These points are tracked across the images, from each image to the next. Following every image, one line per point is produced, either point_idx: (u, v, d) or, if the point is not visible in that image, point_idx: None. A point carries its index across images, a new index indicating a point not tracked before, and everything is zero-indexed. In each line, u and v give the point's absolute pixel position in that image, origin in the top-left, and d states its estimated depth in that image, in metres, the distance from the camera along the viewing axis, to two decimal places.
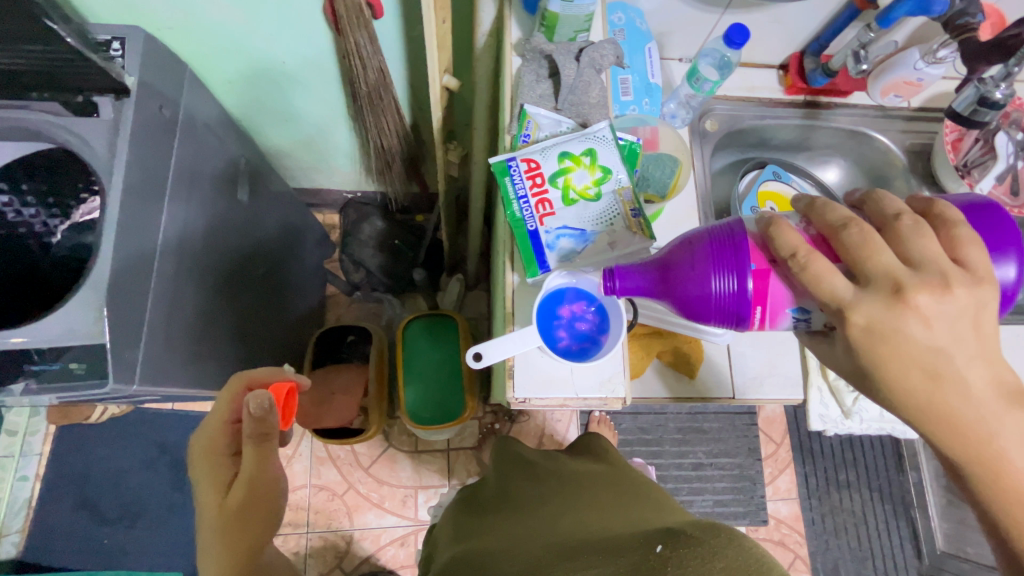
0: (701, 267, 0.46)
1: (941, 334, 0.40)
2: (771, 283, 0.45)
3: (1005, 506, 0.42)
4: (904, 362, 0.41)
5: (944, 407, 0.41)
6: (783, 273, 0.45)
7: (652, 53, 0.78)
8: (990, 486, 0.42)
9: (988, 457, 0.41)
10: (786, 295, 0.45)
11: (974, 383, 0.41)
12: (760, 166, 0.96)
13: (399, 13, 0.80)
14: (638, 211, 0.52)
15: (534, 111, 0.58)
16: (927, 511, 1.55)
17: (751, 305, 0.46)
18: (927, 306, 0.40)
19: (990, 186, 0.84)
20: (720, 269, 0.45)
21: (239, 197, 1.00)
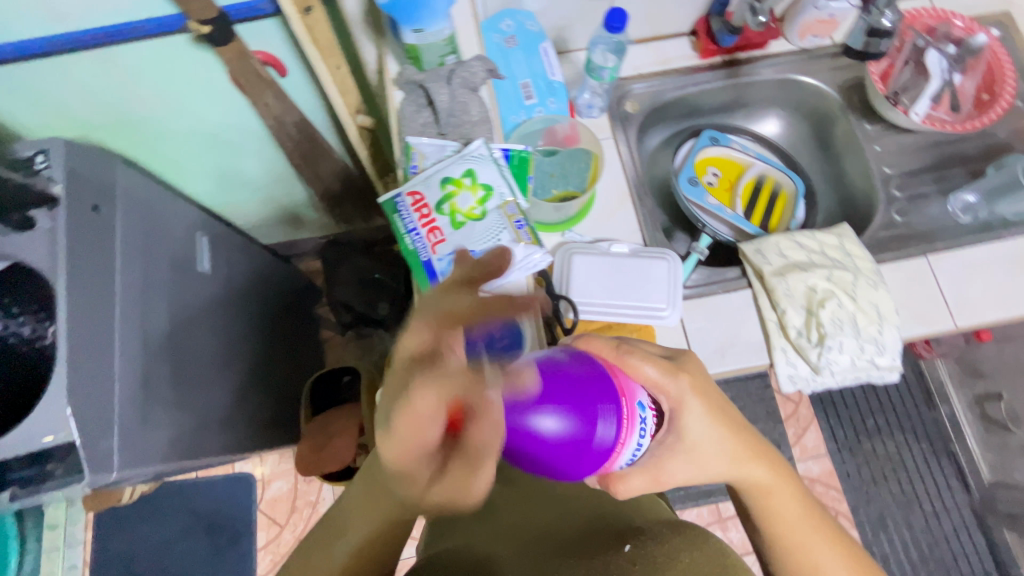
0: (574, 384, 0.44)
1: (711, 401, 0.51)
2: (620, 377, 0.47)
3: (767, 524, 0.54)
4: (698, 433, 0.51)
5: (720, 452, 0.52)
6: (625, 373, 0.47)
7: (548, 52, 0.78)
8: (760, 509, 0.54)
9: (756, 486, 0.54)
10: (633, 388, 0.47)
11: (741, 440, 0.53)
12: (694, 134, 0.97)
13: (300, 68, 0.83)
14: (523, 222, 0.53)
15: (416, 141, 0.58)
16: (968, 443, 1.48)
17: (622, 417, 0.45)
18: (700, 382, 0.52)
19: (927, 107, 0.82)
20: (582, 384, 0.44)
21: (202, 269, 1.03)
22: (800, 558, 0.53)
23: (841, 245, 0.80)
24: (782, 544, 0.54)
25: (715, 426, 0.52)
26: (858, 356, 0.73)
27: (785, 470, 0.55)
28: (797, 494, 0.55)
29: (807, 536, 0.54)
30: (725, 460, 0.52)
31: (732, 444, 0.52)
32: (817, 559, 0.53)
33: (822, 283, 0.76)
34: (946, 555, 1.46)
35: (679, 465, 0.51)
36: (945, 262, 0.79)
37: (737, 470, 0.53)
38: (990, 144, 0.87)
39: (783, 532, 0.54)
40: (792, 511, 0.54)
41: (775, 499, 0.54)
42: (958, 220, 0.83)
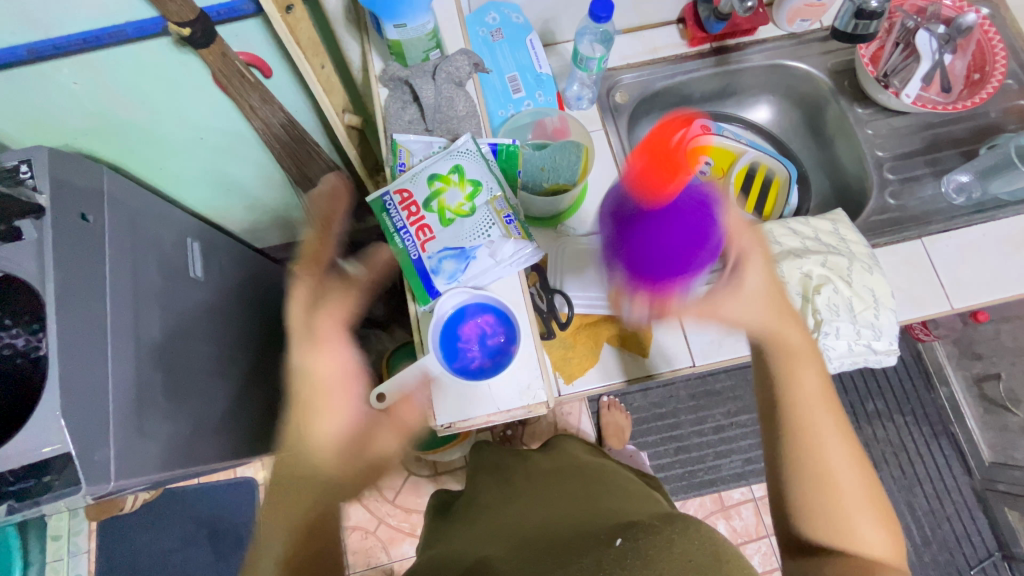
0: (683, 227, 0.57)
1: (753, 258, 0.57)
2: (709, 230, 0.57)
3: (788, 397, 0.53)
4: (757, 285, 0.57)
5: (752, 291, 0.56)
6: (717, 230, 0.57)
7: (534, 44, 0.77)
8: (783, 372, 0.54)
9: (780, 344, 0.55)
10: (717, 239, 0.57)
11: (774, 304, 0.56)
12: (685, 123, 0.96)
13: (284, 68, 0.82)
14: (513, 217, 0.52)
15: (403, 138, 0.57)
16: (967, 424, 1.49)
17: (700, 267, 0.58)
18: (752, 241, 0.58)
19: (917, 89, 0.81)
20: (685, 231, 0.57)
21: (194, 274, 1.02)
22: (807, 441, 0.52)
23: (835, 230, 0.80)
24: (796, 413, 0.53)
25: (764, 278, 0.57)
26: (855, 341, 0.73)
27: (815, 356, 0.55)
28: (825, 385, 0.54)
29: (828, 431, 0.52)
30: (760, 310, 0.56)
31: (767, 298, 0.56)
32: (826, 452, 0.51)
33: (817, 269, 0.75)
34: (949, 536, 1.46)
35: (728, 301, 0.56)
36: (938, 245, 0.79)
37: (774, 328, 0.55)
38: (984, 124, 0.86)
39: (798, 406, 0.53)
40: (815, 390, 0.54)
41: (803, 380, 0.54)
42: (952, 202, 0.83)
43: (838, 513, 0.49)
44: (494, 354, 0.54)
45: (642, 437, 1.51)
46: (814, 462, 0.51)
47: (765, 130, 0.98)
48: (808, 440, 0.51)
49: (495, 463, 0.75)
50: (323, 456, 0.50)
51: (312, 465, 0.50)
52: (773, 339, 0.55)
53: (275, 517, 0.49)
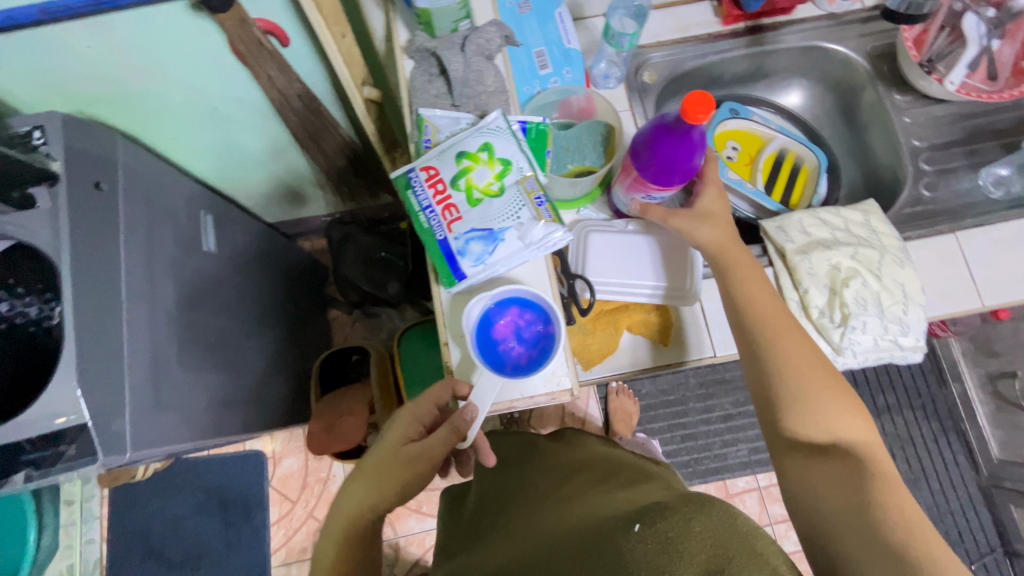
0: (667, 155, 0.58)
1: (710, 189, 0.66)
2: (683, 170, 0.60)
3: (748, 310, 0.60)
4: (709, 206, 0.65)
5: (717, 217, 0.64)
6: (686, 173, 0.60)
7: (564, 18, 0.74)
8: (739, 288, 0.61)
9: (730, 261, 0.62)
10: (681, 180, 0.61)
11: (725, 228, 0.64)
12: (714, 105, 0.93)
13: (302, 36, 0.79)
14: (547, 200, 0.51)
15: (429, 113, 0.55)
16: (978, 421, 1.47)
17: (660, 187, 0.63)
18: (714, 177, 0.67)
19: (963, 75, 0.78)
20: (665, 163, 0.59)
21: (207, 247, 1.01)
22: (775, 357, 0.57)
23: (867, 222, 0.77)
24: (763, 331, 0.58)
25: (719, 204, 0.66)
26: (881, 336, 0.72)
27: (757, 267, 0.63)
28: (772, 294, 0.61)
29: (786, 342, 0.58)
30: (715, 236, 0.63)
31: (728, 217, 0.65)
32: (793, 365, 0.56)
33: (847, 261, 0.73)
34: (952, 531, 1.47)
35: (686, 218, 0.63)
36: (973, 240, 0.76)
37: (724, 244, 0.62)
38: None
39: (762, 326, 0.59)
40: (771, 308, 0.60)
41: (759, 303, 0.60)
42: (989, 196, 0.80)
43: (811, 420, 0.54)
44: (525, 338, 0.55)
45: (649, 423, 1.51)
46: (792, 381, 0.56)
47: (795, 116, 0.95)
48: (767, 350, 0.58)
49: (503, 454, 0.79)
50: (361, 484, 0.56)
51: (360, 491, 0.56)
52: (725, 251, 0.62)
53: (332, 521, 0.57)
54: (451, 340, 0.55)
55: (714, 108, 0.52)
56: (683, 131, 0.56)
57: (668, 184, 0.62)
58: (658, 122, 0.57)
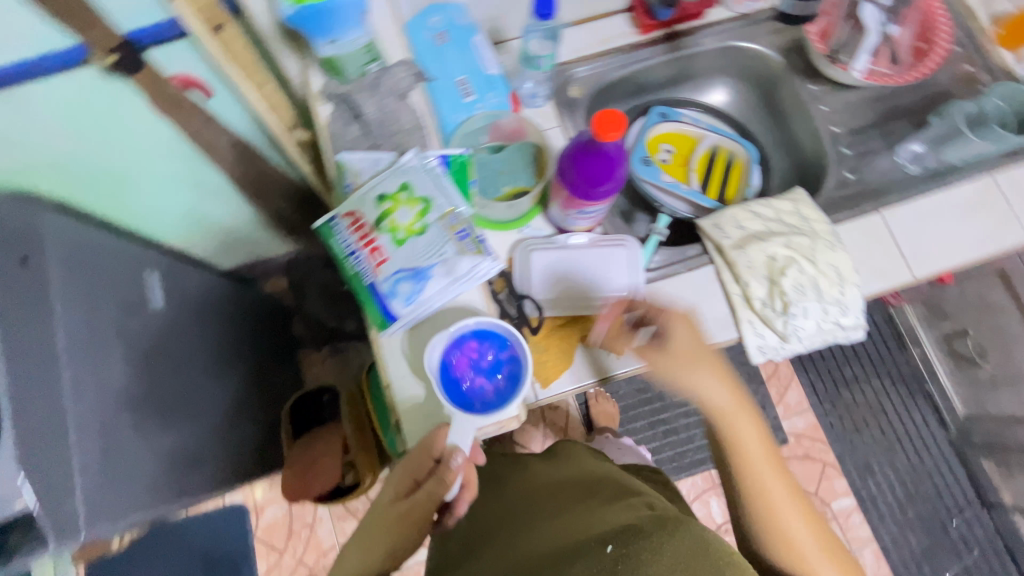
0: (590, 171, 0.60)
1: (682, 333, 0.65)
2: (607, 185, 0.61)
3: (738, 459, 0.63)
4: (684, 345, 0.65)
5: (698, 360, 0.65)
6: (610, 188, 0.62)
7: (482, 46, 0.75)
8: (741, 463, 0.63)
9: (731, 439, 0.64)
10: (607, 194, 0.63)
11: (729, 388, 0.65)
12: (644, 112, 0.95)
13: (224, 87, 0.78)
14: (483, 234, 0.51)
15: (349, 158, 0.55)
16: (941, 381, 1.52)
17: (589, 203, 0.64)
18: (678, 321, 0.66)
19: (867, 62, 0.82)
20: (589, 179, 0.61)
21: (155, 304, 0.98)
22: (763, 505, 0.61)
23: (796, 210, 0.80)
24: (754, 489, 0.62)
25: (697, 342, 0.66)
26: (823, 319, 0.74)
27: (750, 408, 0.65)
28: (762, 438, 0.64)
29: (755, 443, 0.64)
30: (722, 404, 0.64)
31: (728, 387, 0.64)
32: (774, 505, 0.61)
33: (782, 250, 0.76)
34: (930, 490, 1.51)
35: (671, 367, 0.64)
36: (897, 216, 0.80)
37: (726, 410, 0.64)
38: (933, 91, 0.87)
39: (747, 473, 0.63)
40: (756, 447, 0.63)
41: (746, 448, 0.63)
42: (907, 172, 0.84)
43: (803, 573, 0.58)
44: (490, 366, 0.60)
45: (630, 423, 1.52)
46: (777, 530, 0.60)
47: (723, 113, 0.98)
48: (756, 508, 0.61)
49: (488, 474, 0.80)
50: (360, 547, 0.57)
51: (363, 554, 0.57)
52: (727, 415, 0.64)
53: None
54: (398, 380, 0.58)
55: (625, 124, 0.54)
56: (601, 149, 0.58)
57: (597, 199, 0.64)
58: (577, 141, 0.59)
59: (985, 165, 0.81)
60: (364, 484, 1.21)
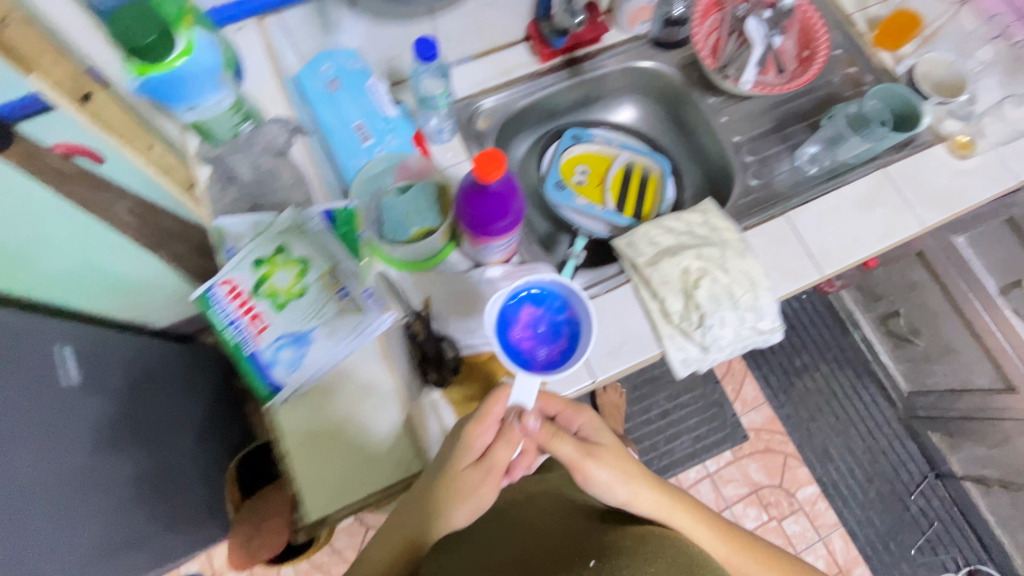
0: (488, 209, 0.60)
1: (602, 451, 0.59)
2: (507, 217, 0.62)
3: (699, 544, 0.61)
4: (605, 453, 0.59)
5: (631, 467, 0.59)
6: (511, 218, 0.62)
7: (376, 89, 0.74)
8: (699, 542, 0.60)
9: (685, 525, 0.60)
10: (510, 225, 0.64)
11: (661, 489, 0.60)
12: (557, 135, 0.96)
13: (116, 153, 0.75)
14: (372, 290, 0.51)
15: (226, 222, 0.53)
16: (883, 361, 1.58)
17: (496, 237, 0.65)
18: (583, 447, 0.58)
19: (754, 74, 0.85)
20: (489, 217, 0.61)
21: (73, 371, 0.80)
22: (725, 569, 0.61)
23: (706, 221, 0.81)
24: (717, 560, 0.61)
25: (627, 466, 0.59)
26: (740, 327, 0.76)
27: (697, 503, 0.63)
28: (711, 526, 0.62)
29: (700, 532, 0.61)
30: (664, 509, 0.59)
31: (660, 488, 0.59)
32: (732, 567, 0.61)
33: (694, 262, 0.77)
34: (886, 468, 1.55)
35: (600, 478, 0.58)
36: (801, 217, 0.82)
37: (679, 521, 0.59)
38: (823, 94, 0.92)
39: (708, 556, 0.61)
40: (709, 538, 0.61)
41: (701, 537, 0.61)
42: (807, 174, 0.87)
43: None
44: (545, 329, 0.64)
45: None
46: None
47: (634, 130, 0.99)
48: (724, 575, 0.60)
49: None
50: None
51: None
52: (674, 514, 0.59)
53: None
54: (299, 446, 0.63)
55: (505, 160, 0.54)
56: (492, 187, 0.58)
57: (501, 233, 0.64)
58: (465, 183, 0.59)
59: (876, 161, 0.85)
60: (319, 540, 1.15)
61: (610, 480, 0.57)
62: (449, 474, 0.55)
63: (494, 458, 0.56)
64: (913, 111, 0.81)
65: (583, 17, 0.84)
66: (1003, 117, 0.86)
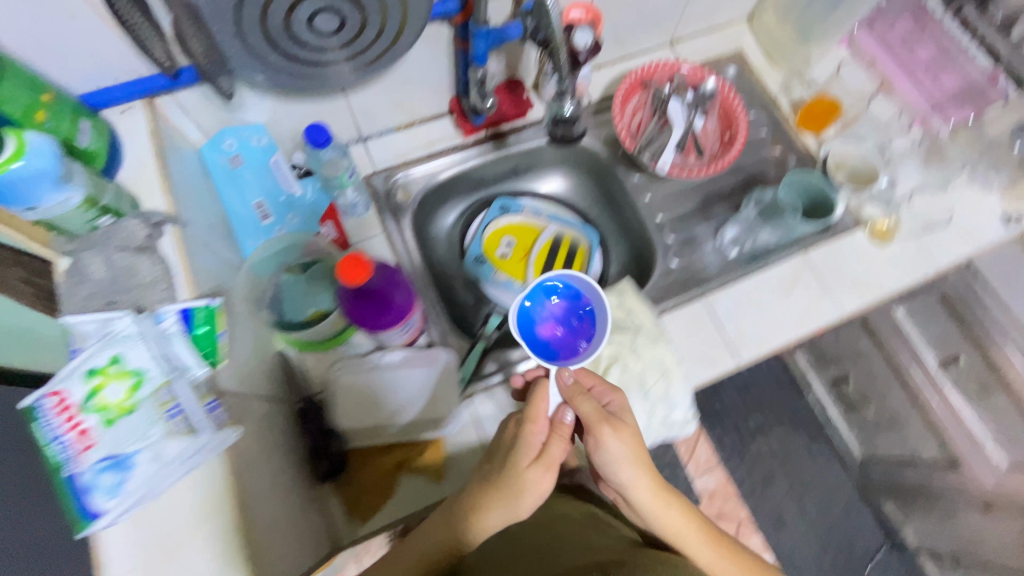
0: (376, 296, 0.61)
1: (614, 440, 0.57)
2: (398, 296, 0.63)
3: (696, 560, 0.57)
4: (614, 445, 0.57)
5: (641, 454, 0.58)
6: (403, 296, 0.64)
7: (280, 165, 0.73)
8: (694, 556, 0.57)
9: (683, 537, 0.58)
10: (405, 302, 0.64)
11: (655, 486, 0.58)
12: (486, 204, 0.95)
13: None
14: (217, 403, 0.49)
15: (74, 321, 0.49)
16: (836, 425, 1.55)
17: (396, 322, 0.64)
18: (604, 430, 0.57)
19: (675, 156, 0.86)
20: (382, 304, 0.61)
21: None
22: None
23: (622, 304, 0.79)
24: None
25: (630, 459, 0.57)
26: (650, 418, 0.74)
27: (705, 531, 0.59)
28: (712, 553, 0.58)
29: (697, 547, 0.58)
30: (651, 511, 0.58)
31: (650, 485, 0.58)
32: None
33: (605, 348, 0.75)
34: (842, 538, 1.50)
35: (607, 453, 0.57)
36: (720, 302, 0.81)
37: (667, 526, 0.58)
38: (749, 174, 0.92)
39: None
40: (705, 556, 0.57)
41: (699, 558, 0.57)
42: (728, 256, 0.86)
43: None
44: (571, 322, 0.70)
45: None
46: None
47: (563, 201, 0.98)
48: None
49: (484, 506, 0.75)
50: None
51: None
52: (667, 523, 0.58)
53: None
54: None
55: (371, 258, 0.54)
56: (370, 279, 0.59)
57: (399, 315, 0.64)
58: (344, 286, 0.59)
59: (796, 245, 0.84)
60: None
61: (617, 455, 0.57)
62: (506, 465, 0.56)
63: (551, 457, 0.56)
64: (827, 200, 0.84)
65: (493, 102, 0.77)
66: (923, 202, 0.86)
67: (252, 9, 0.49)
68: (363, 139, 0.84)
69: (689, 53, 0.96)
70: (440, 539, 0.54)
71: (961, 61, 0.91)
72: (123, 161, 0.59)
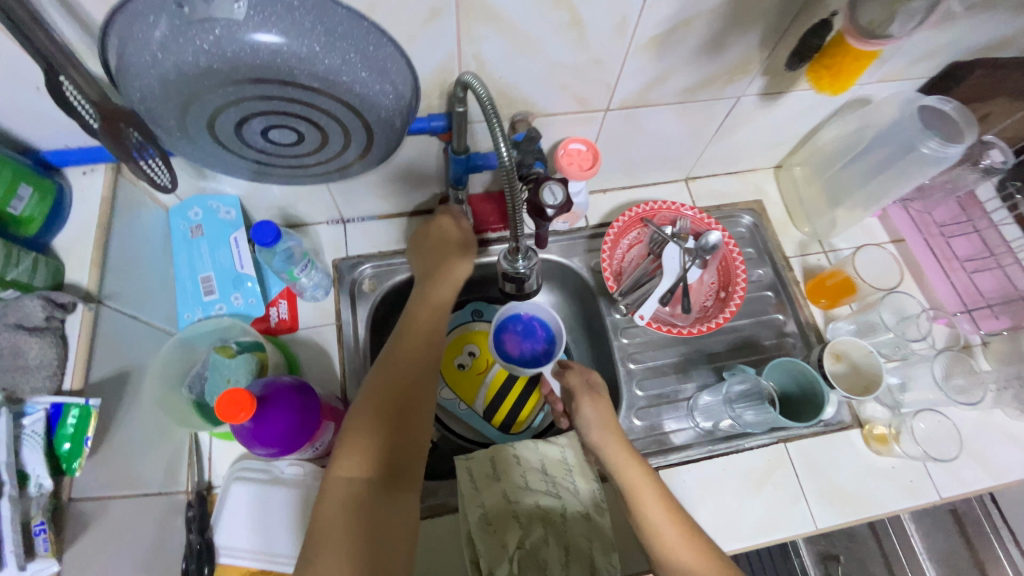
0: (276, 423, 0.55)
1: (585, 404, 0.68)
2: (304, 412, 0.57)
3: (645, 524, 0.59)
4: (592, 413, 0.67)
5: (610, 418, 0.67)
6: (310, 409, 0.58)
7: (239, 243, 0.72)
8: (641, 512, 0.60)
9: (631, 489, 0.61)
10: (314, 413, 0.59)
11: (612, 430, 0.66)
12: (459, 305, 0.89)
13: None
14: (46, 524, 0.45)
15: None
16: None
17: (312, 435, 0.59)
18: (586, 402, 0.68)
19: (655, 307, 0.79)
20: (288, 427, 0.56)
21: None
22: (663, 550, 0.57)
23: (564, 460, 0.71)
24: (656, 540, 0.58)
25: (606, 422, 0.66)
26: None
27: (660, 483, 0.62)
28: (667, 508, 0.59)
29: (647, 499, 0.60)
30: (612, 459, 0.63)
31: (613, 435, 0.65)
32: (670, 548, 0.57)
33: (530, 498, 0.68)
34: None
35: (587, 407, 0.68)
36: (676, 479, 0.72)
37: (627, 479, 0.61)
38: (744, 337, 0.83)
39: (652, 538, 0.58)
40: (656, 509, 0.59)
41: (648, 510, 0.59)
42: (697, 425, 0.77)
43: None
44: (528, 332, 0.81)
45: None
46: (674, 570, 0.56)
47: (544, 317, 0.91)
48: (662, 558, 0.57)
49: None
50: (380, 415, 0.54)
51: (392, 421, 0.55)
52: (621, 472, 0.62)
53: (328, 505, 0.49)
54: None
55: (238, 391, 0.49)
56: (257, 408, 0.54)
57: (315, 425, 0.58)
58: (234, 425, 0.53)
59: (776, 435, 0.74)
60: None
61: (581, 414, 0.68)
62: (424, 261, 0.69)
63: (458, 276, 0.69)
64: (817, 397, 0.71)
65: (467, 223, 0.73)
66: (944, 415, 0.74)
67: (197, 121, 0.47)
68: (343, 221, 0.82)
69: (703, 194, 0.91)
70: (422, 340, 0.62)
71: (1001, 263, 0.81)
72: (66, 224, 0.58)
